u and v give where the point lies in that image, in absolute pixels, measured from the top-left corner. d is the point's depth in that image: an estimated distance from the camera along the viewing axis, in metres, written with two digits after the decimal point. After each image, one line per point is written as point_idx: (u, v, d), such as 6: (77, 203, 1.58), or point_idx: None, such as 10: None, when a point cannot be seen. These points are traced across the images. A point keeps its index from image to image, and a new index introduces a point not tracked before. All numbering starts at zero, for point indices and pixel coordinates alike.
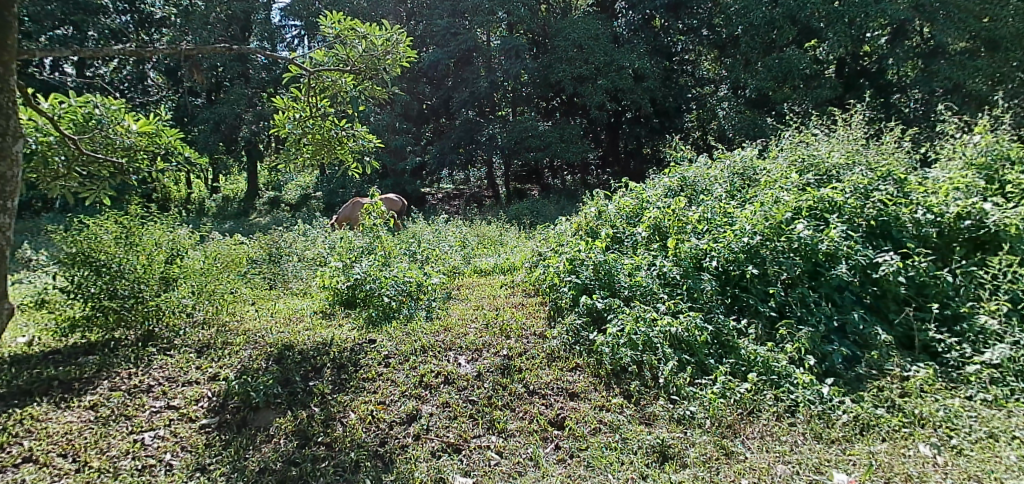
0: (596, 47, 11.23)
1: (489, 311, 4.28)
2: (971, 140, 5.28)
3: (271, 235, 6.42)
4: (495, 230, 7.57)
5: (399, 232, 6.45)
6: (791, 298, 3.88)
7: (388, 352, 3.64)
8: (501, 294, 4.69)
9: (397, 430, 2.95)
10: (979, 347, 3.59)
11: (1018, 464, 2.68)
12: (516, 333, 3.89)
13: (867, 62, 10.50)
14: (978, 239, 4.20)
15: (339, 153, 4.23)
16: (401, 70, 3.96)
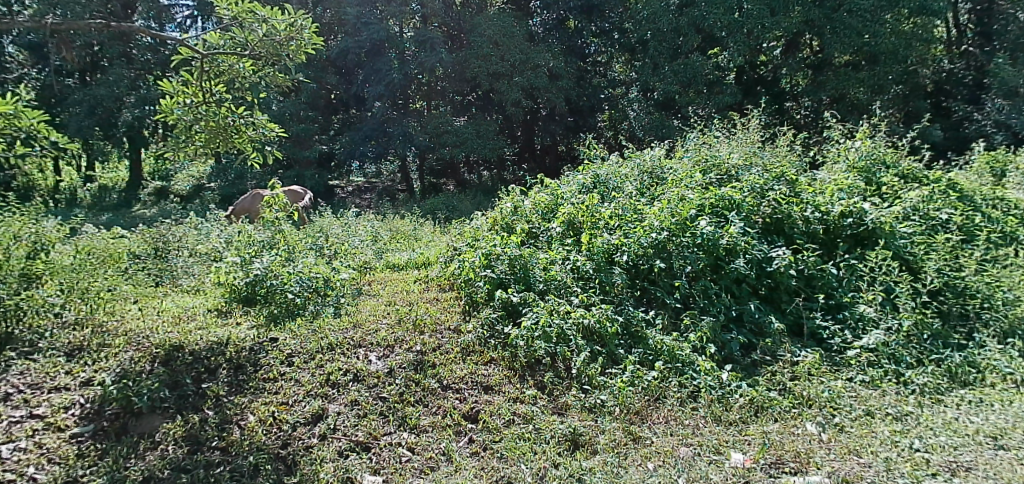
0: (512, 45, 11.37)
1: (403, 306, 4.21)
2: (852, 145, 5.79)
3: (157, 228, 5.97)
4: (410, 225, 7.46)
5: (304, 226, 6.21)
6: (694, 291, 4.10)
7: (292, 350, 3.50)
8: (414, 289, 4.63)
9: (301, 431, 2.85)
10: (857, 333, 4.00)
11: (890, 438, 3.06)
12: (430, 328, 3.85)
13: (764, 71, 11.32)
14: (859, 235, 4.61)
15: (237, 141, 3.99)
16: (306, 58, 3.80)
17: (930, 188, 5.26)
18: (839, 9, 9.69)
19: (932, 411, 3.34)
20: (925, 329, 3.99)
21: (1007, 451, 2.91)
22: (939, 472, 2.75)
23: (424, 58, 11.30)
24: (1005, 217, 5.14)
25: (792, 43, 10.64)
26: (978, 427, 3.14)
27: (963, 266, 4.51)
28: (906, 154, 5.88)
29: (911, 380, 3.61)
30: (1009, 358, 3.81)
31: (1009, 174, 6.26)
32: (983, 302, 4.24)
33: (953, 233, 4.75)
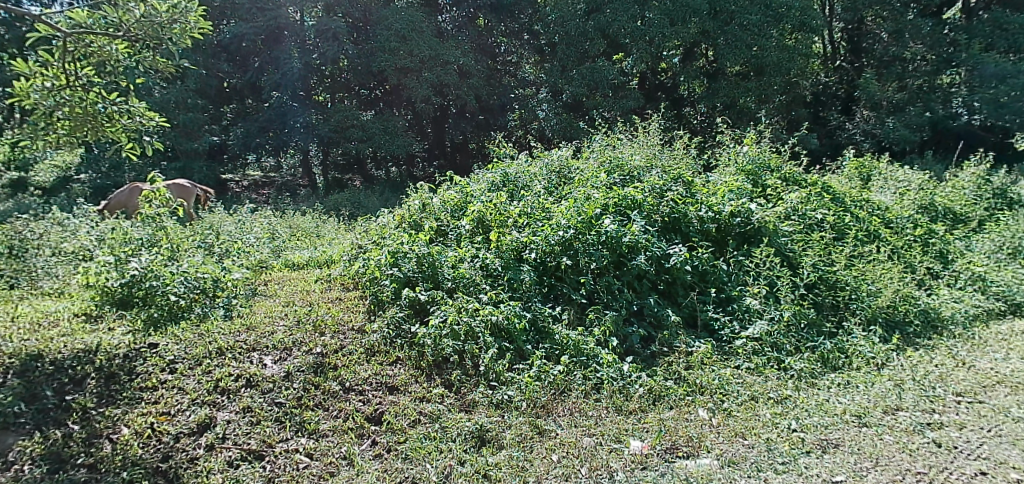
0: (421, 40, 11.17)
1: (302, 307, 4.05)
2: (741, 150, 6.24)
3: (12, 224, 5.35)
4: (312, 222, 7.18)
5: (191, 223, 5.81)
6: (598, 286, 4.25)
7: (175, 356, 3.27)
8: (315, 289, 4.46)
9: (185, 442, 2.67)
10: (744, 323, 4.34)
11: (771, 420, 3.37)
12: (331, 329, 3.73)
13: (664, 77, 11.97)
14: (747, 233, 4.98)
15: (109, 131, 3.63)
16: (191, 43, 3.61)
17: (808, 190, 5.78)
18: (730, 22, 10.42)
19: (806, 394, 3.71)
20: (802, 319, 4.40)
21: (868, 428, 3.33)
22: (813, 449, 3.11)
23: (323, 48, 10.86)
24: (869, 217, 5.76)
25: (689, 52, 11.27)
26: (845, 406, 3.55)
27: (834, 261, 5.01)
28: (787, 159, 6.41)
29: (790, 366, 3.98)
30: (870, 343, 4.30)
31: (873, 178, 7.01)
32: (850, 294, 4.74)
33: (826, 231, 5.26)
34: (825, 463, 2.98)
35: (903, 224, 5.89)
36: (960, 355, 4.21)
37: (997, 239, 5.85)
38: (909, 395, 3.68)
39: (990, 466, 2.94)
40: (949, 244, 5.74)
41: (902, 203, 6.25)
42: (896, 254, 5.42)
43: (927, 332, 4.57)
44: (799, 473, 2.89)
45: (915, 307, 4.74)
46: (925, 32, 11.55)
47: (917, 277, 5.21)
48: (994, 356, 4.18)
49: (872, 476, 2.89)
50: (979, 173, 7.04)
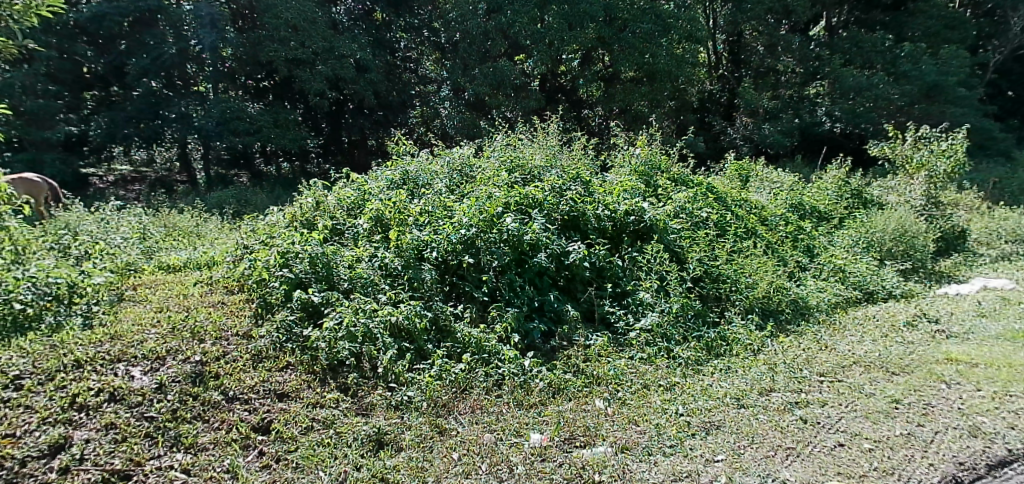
0: (314, 31, 10.78)
1: (176, 313, 3.75)
2: (635, 152, 6.55)
3: None
4: (191, 221, 6.70)
5: (42, 223, 5.24)
6: (500, 284, 4.30)
7: (22, 371, 2.96)
8: (194, 292, 4.14)
9: (33, 466, 2.42)
10: (638, 315, 4.59)
11: (660, 406, 3.60)
12: (212, 336, 3.49)
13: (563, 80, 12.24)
14: (640, 230, 5.25)
15: None
16: (37, 20, 3.32)
17: (694, 190, 6.20)
18: (625, 30, 10.92)
19: (693, 380, 3.98)
20: (689, 310, 4.72)
21: (745, 409, 3.64)
22: (697, 432, 3.35)
23: (202, 35, 10.38)
24: (747, 215, 6.28)
25: (587, 57, 11.61)
26: (726, 390, 3.86)
27: (717, 256, 5.41)
28: (676, 161, 6.83)
29: (678, 355, 4.26)
30: (747, 331, 4.70)
31: (751, 180, 7.61)
32: (731, 286, 5.14)
33: (711, 229, 5.66)
34: (708, 443, 3.22)
35: (776, 222, 6.46)
36: (822, 339, 4.71)
37: (853, 235, 6.57)
38: (780, 377, 4.07)
39: (847, 438, 3.31)
40: (815, 240, 6.38)
41: (775, 202, 6.85)
42: (771, 249, 5.95)
43: (796, 319, 5.06)
44: (684, 454, 3.10)
45: (787, 297, 5.24)
46: (795, 47, 12.73)
47: (788, 270, 5.75)
48: (850, 339, 4.71)
49: (748, 453, 3.15)
50: (838, 176, 7.85)
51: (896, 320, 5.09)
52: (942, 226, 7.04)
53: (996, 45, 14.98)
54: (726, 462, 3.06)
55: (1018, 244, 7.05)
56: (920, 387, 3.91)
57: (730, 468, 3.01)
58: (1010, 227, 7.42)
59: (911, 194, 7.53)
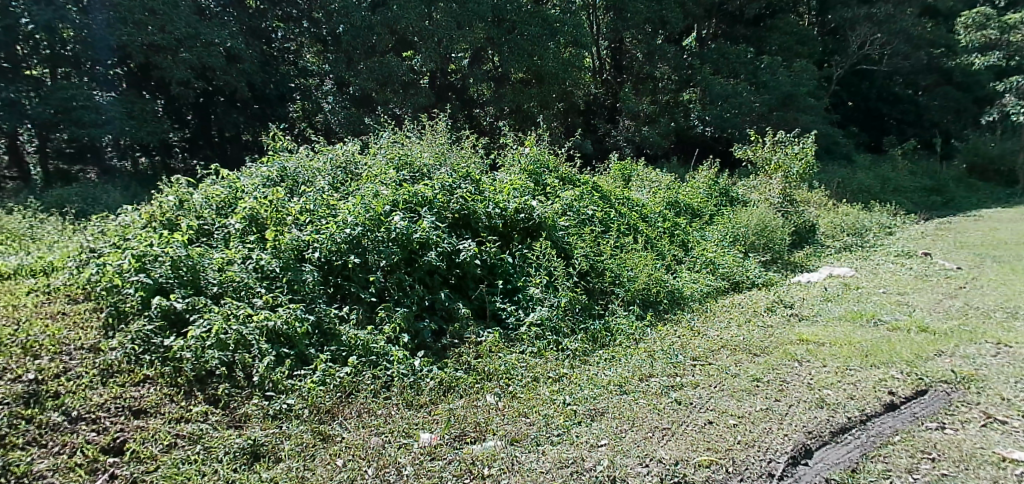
0: (176, 15, 9.78)
1: (4, 326, 3.34)
2: (523, 151, 6.69)
3: None
4: (27, 223, 5.92)
5: None
6: (389, 284, 4.22)
7: None
8: (26, 303, 3.68)
9: None
10: (527, 310, 4.72)
11: (549, 397, 3.73)
12: (49, 350, 3.20)
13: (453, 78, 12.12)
14: (529, 228, 5.40)
15: None
16: None
17: (581, 189, 6.46)
18: (512, 33, 11.34)
19: (580, 370, 4.17)
20: (575, 304, 4.93)
21: (627, 394, 3.86)
22: (583, 419, 3.51)
23: (33, 11, 8.87)
24: (629, 212, 6.64)
25: (476, 56, 11.76)
26: (609, 378, 4.08)
27: (602, 251, 5.69)
28: (563, 160, 7.07)
29: (566, 347, 4.45)
30: (629, 321, 5.00)
31: (632, 179, 8.03)
32: (614, 279, 5.44)
33: (595, 225, 5.93)
34: (592, 430, 3.39)
35: (656, 218, 6.90)
36: (695, 326, 5.11)
37: (723, 230, 7.17)
38: (658, 362, 4.37)
39: (715, 415, 3.62)
40: (689, 235, 6.90)
41: (655, 200, 7.31)
42: (651, 244, 6.36)
43: (673, 308, 5.45)
44: (570, 442, 3.24)
45: (664, 288, 5.62)
46: (670, 56, 13.68)
47: (666, 263, 6.18)
48: (719, 325, 5.16)
49: (629, 435, 3.36)
50: (709, 176, 8.53)
51: (758, 306, 5.65)
52: (795, 221, 7.90)
53: (837, 61, 17.06)
54: (608, 446, 3.23)
55: (855, 236, 8.08)
56: (777, 366, 4.37)
57: (613, 450, 3.19)
58: (848, 221, 8.49)
59: (769, 192, 8.37)
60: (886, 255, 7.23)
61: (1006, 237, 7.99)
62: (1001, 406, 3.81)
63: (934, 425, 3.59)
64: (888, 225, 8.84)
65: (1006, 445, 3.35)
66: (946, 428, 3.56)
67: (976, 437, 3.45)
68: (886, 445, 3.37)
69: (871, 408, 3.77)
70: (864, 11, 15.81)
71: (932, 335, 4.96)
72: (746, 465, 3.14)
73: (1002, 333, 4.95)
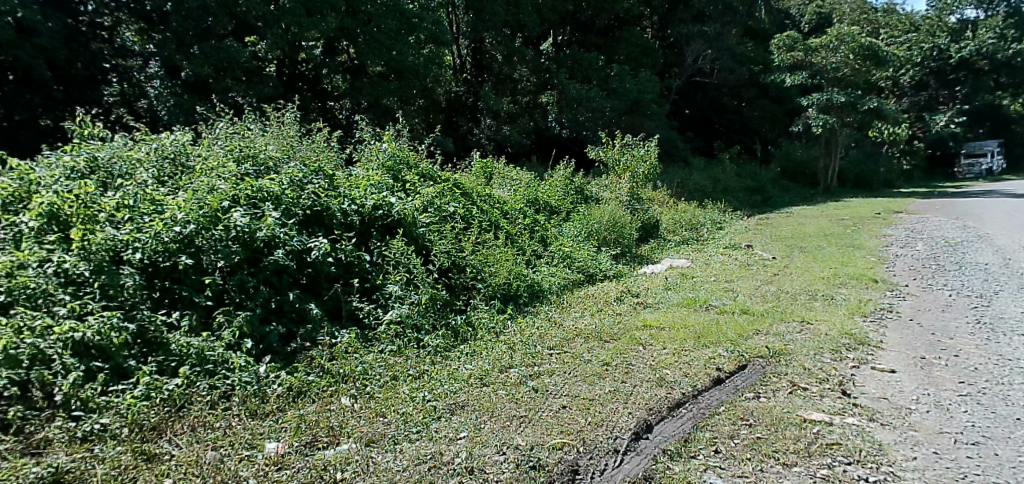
0: None
1: None
2: (382, 146, 6.52)
3: None
4: None
5: None
6: (228, 286, 3.93)
7: None
8: None
9: None
10: (385, 309, 4.65)
11: (409, 395, 3.73)
12: None
13: (303, 68, 11.47)
14: (388, 225, 5.32)
15: None
16: None
17: (441, 185, 6.48)
18: (368, 23, 11.23)
19: (440, 366, 4.21)
20: (436, 300, 4.95)
21: (487, 386, 3.96)
22: (443, 414, 3.55)
23: None
24: (491, 210, 6.78)
25: (330, 46, 11.30)
26: (470, 371, 4.16)
27: (464, 248, 5.75)
28: (423, 156, 7.05)
29: (427, 344, 4.47)
30: (489, 315, 5.15)
31: (494, 177, 8.18)
32: (475, 275, 5.54)
33: (457, 222, 6.00)
34: (452, 423, 3.44)
35: (516, 215, 7.12)
36: (553, 316, 5.39)
37: (578, 226, 7.59)
38: (517, 354, 4.52)
39: (569, 400, 3.83)
40: (548, 231, 7.23)
41: (515, 197, 7.55)
42: (511, 239, 6.57)
43: (533, 301, 5.69)
44: (429, 437, 3.26)
45: (524, 282, 5.83)
46: (528, 58, 14.25)
47: (525, 257, 6.42)
48: (574, 315, 5.48)
49: (487, 426, 3.45)
50: (565, 175, 8.99)
51: (609, 296, 6.08)
52: (642, 218, 8.62)
53: (676, 72, 18.92)
54: (467, 438, 3.29)
55: (691, 231, 9.02)
56: (624, 350, 4.73)
57: (471, 442, 3.25)
58: (686, 217, 9.44)
59: (619, 191, 9.06)
60: (717, 247, 8.15)
61: (809, 230, 9.37)
62: (803, 374, 4.45)
63: (751, 395, 4.10)
64: (718, 221, 9.98)
65: (806, 408, 3.91)
66: (761, 397, 4.08)
67: (783, 402, 4.00)
68: (713, 415, 3.78)
69: (702, 384, 4.21)
70: (697, 29, 17.71)
71: (751, 316, 5.69)
72: (595, 444, 3.35)
73: (803, 312, 5.82)
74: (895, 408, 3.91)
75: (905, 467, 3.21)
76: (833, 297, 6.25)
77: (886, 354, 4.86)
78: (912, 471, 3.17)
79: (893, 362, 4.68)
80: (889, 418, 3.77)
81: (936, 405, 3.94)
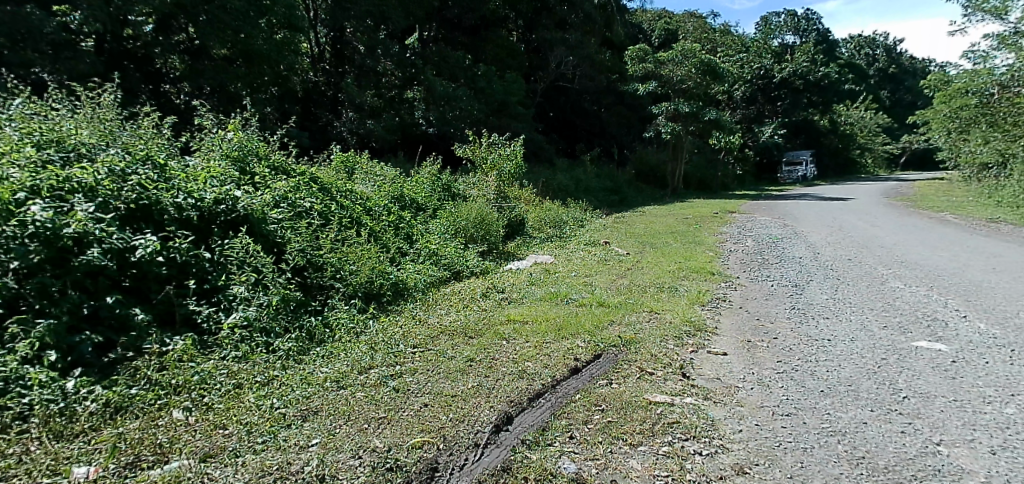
0: None
1: None
2: (225, 136, 6.00)
3: None
4: None
5: None
6: (25, 290, 3.45)
7: None
8: None
9: None
10: (228, 313, 4.32)
11: (254, 403, 3.49)
12: None
13: (131, 44, 9.82)
14: (232, 220, 4.93)
15: None
16: None
17: (296, 179, 6.13)
18: (210, 2, 10.08)
19: (293, 371, 3.98)
20: (289, 302, 4.69)
21: (344, 389, 3.81)
22: (293, 421, 3.36)
23: None
24: (352, 206, 6.54)
25: (163, 23, 9.85)
26: (326, 375, 3.97)
27: (321, 245, 5.49)
28: (274, 147, 6.63)
29: (278, 348, 4.21)
30: (349, 315, 4.96)
31: (356, 172, 7.88)
32: (335, 274, 5.32)
33: (314, 219, 5.71)
34: (303, 431, 3.26)
35: (380, 211, 6.96)
36: (417, 314, 5.32)
37: (445, 223, 7.58)
38: (378, 354, 4.40)
39: (431, 398, 3.79)
40: (413, 228, 7.15)
41: (379, 193, 7.36)
42: (375, 237, 6.40)
43: (397, 299, 5.58)
44: (277, 447, 3.07)
45: (389, 280, 5.69)
46: (392, 52, 14.03)
47: (390, 255, 6.30)
48: (440, 312, 5.45)
49: (342, 430, 3.31)
50: (432, 172, 8.92)
51: (475, 292, 6.15)
52: (508, 216, 8.85)
53: (540, 75, 19.72)
54: (320, 445, 3.14)
55: (555, 228, 9.46)
56: (489, 345, 4.80)
57: (324, 448, 3.11)
58: (551, 216, 9.86)
59: (486, 188, 9.23)
60: (578, 244, 8.58)
61: (658, 228, 10.21)
62: (649, 361, 4.81)
63: (604, 381, 4.35)
64: (580, 219, 10.55)
65: (652, 391, 4.23)
66: (612, 383, 4.34)
67: (632, 387, 4.28)
68: (569, 403, 3.93)
69: (561, 374, 4.38)
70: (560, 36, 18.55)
71: (607, 307, 6.07)
72: (456, 439, 3.35)
73: (652, 302, 6.32)
74: (725, 387, 4.35)
75: (733, 439, 3.56)
76: (677, 289, 6.86)
77: (720, 338, 5.42)
78: (738, 443, 3.52)
79: (726, 346, 5.22)
80: (721, 396, 4.18)
81: (758, 383, 4.41)
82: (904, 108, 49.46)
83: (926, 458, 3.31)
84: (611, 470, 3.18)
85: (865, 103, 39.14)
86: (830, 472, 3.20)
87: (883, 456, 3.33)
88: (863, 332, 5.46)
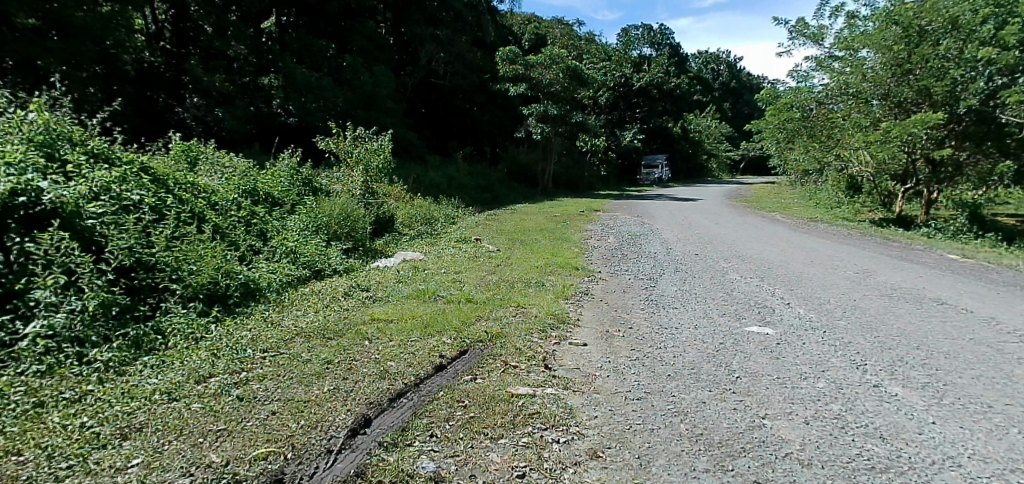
0: None
1: None
2: (27, 117, 5.20)
3: None
4: None
5: None
6: None
7: None
8: None
9: None
10: (28, 322, 3.81)
11: (59, 424, 3.08)
12: None
13: None
14: (36, 215, 4.32)
15: None
16: None
17: (122, 169, 5.46)
18: None
19: (113, 384, 3.56)
20: (111, 306, 4.19)
21: (177, 401, 3.46)
22: (110, 441, 3.00)
23: None
24: (193, 199, 5.97)
25: None
26: (154, 386, 3.58)
27: (154, 243, 4.95)
28: (93, 132, 5.86)
29: (93, 359, 3.75)
30: (187, 320, 4.53)
31: (199, 163, 7.19)
32: (171, 274, 4.83)
33: (145, 213, 5.16)
34: (121, 451, 2.92)
35: (228, 206, 6.44)
36: (270, 316, 4.99)
37: (304, 220, 7.19)
38: (221, 361, 4.05)
39: (281, 405, 3.56)
40: (268, 224, 6.72)
41: (228, 187, 6.77)
42: (220, 233, 5.91)
43: (246, 301, 5.20)
44: (86, 472, 2.73)
45: (236, 281, 5.30)
46: (245, 35, 13.29)
47: (239, 253, 5.88)
48: (295, 314, 5.15)
49: (172, 447, 3.01)
50: (290, 165, 8.43)
51: (337, 292, 5.90)
52: (376, 212, 8.66)
53: (410, 70, 19.69)
54: (142, 465, 2.83)
55: (426, 225, 9.43)
56: (349, 346, 4.61)
57: (147, 469, 2.81)
58: (420, 213, 9.81)
59: (352, 183, 8.92)
60: (449, 241, 8.58)
61: (528, 226, 10.48)
62: (513, 354, 4.92)
63: (468, 377, 4.34)
64: (451, 216, 10.59)
65: (514, 384, 4.31)
66: (476, 378, 4.35)
67: (496, 381, 4.33)
68: (432, 401, 3.87)
69: (425, 372, 4.32)
70: (429, 32, 18.70)
71: (475, 304, 6.10)
72: (306, 447, 3.16)
73: (519, 298, 6.46)
74: (584, 376, 4.56)
75: (588, 425, 3.74)
76: (543, 284, 7.07)
77: (581, 330, 5.68)
78: (592, 428, 3.70)
79: (586, 337, 5.48)
80: (579, 385, 4.38)
81: (613, 371, 4.69)
82: (742, 119, 55.72)
83: (753, 431, 3.70)
84: (470, 466, 3.19)
85: (710, 112, 43.43)
86: (672, 450, 3.47)
87: (717, 432, 3.68)
88: (705, 320, 6.01)
